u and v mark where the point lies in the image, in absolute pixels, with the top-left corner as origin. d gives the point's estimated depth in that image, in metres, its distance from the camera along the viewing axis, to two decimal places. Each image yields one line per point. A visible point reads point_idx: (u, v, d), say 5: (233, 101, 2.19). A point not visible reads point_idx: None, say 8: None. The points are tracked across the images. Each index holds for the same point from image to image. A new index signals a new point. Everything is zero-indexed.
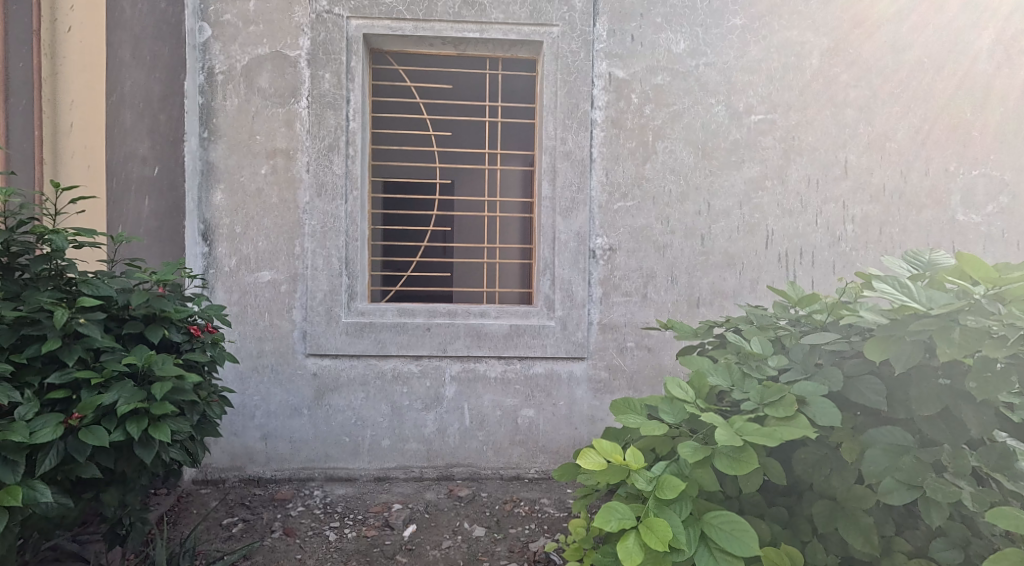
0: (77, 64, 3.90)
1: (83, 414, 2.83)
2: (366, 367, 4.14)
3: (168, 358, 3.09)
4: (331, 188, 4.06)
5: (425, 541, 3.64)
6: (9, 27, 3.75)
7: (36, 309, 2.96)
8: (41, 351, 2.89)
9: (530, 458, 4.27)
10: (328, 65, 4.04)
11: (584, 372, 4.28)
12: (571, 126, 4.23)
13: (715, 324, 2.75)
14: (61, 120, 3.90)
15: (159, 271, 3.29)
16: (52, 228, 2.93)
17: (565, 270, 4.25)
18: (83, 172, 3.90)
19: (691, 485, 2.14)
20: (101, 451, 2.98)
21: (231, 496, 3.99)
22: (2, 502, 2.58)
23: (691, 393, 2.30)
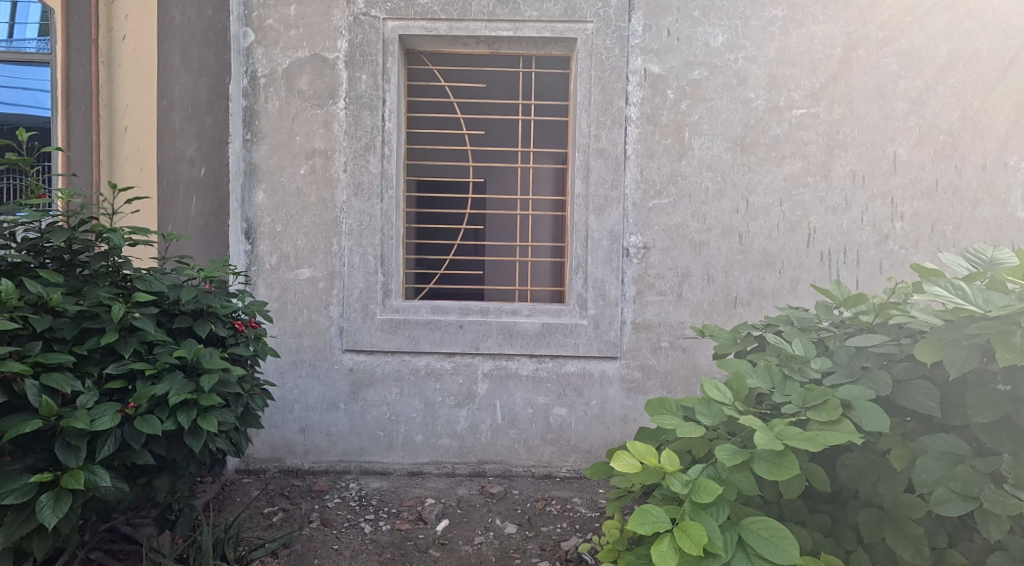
0: (131, 70, 4.05)
1: (138, 403, 3.01)
2: (399, 362, 4.16)
3: (215, 351, 3.28)
4: (368, 187, 4.07)
5: (457, 536, 3.71)
6: (70, 38, 3.97)
7: (95, 304, 3.16)
8: (100, 342, 3.08)
9: (562, 457, 4.26)
10: (365, 66, 4.06)
11: (617, 371, 4.26)
12: (606, 123, 4.23)
13: (755, 325, 2.75)
14: (117, 125, 4.08)
15: (207, 268, 3.50)
16: (110, 226, 3.14)
17: (598, 269, 4.25)
18: (137, 175, 4.05)
19: (728, 489, 2.10)
20: (155, 441, 3.15)
21: (271, 486, 4.08)
22: (65, 484, 2.79)
23: (729, 395, 2.27)
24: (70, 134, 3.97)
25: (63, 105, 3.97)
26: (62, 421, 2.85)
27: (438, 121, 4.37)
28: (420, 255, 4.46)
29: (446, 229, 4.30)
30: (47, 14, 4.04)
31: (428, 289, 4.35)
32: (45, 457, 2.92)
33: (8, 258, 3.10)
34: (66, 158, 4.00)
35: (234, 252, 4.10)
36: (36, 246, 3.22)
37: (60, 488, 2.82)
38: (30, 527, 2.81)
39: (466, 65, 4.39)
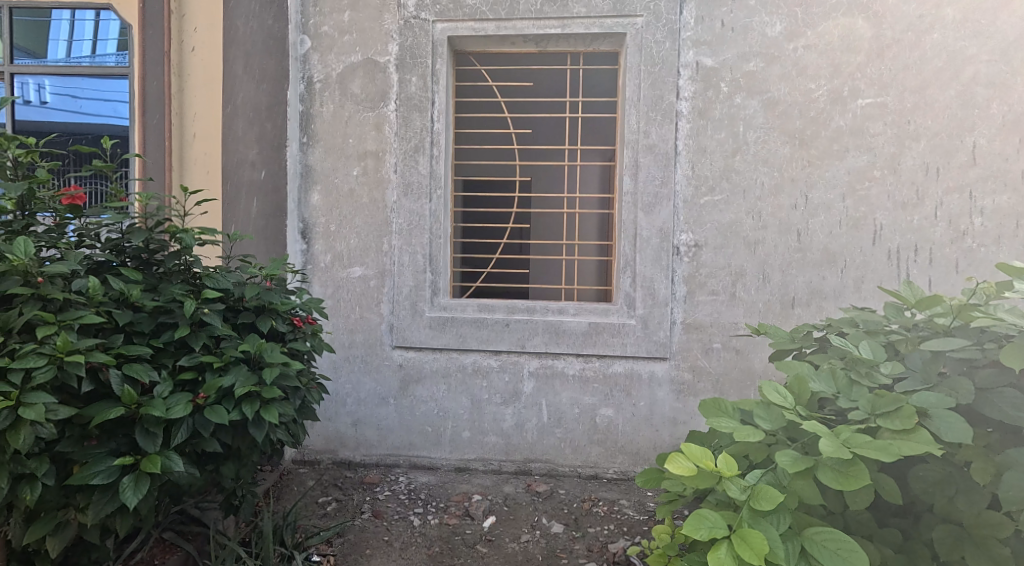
0: (200, 79, 4.22)
1: (208, 394, 3.22)
2: (447, 359, 4.22)
3: (276, 346, 3.47)
4: (417, 188, 4.10)
5: (504, 533, 3.74)
6: (146, 51, 4.18)
7: (169, 300, 3.42)
8: (174, 336, 3.32)
9: (608, 458, 4.25)
10: (415, 69, 4.08)
11: (666, 372, 4.25)
12: (655, 118, 4.25)
13: (817, 326, 2.73)
14: (187, 131, 4.26)
15: (268, 266, 3.71)
16: (182, 227, 3.41)
17: (647, 267, 4.26)
18: (204, 178, 4.24)
19: (790, 497, 2.05)
20: (221, 430, 3.35)
21: (325, 477, 4.19)
22: (144, 468, 3.01)
23: (790, 399, 2.22)
24: (146, 140, 4.20)
25: (139, 113, 4.19)
26: (141, 408, 3.07)
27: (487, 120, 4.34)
28: (466, 253, 4.48)
29: (494, 227, 4.30)
30: (126, 30, 4.31)
31: (473, 288, 4.36)
32: (126, 442, 3.14)
33: (92, 257, 3.38)
34: (142, 163, 4.23)
35: (291, 251, 4.20)
36: (118, 247, 3.50)
37: (140, 471, 3.03)
38: (114, 506, 3.03)
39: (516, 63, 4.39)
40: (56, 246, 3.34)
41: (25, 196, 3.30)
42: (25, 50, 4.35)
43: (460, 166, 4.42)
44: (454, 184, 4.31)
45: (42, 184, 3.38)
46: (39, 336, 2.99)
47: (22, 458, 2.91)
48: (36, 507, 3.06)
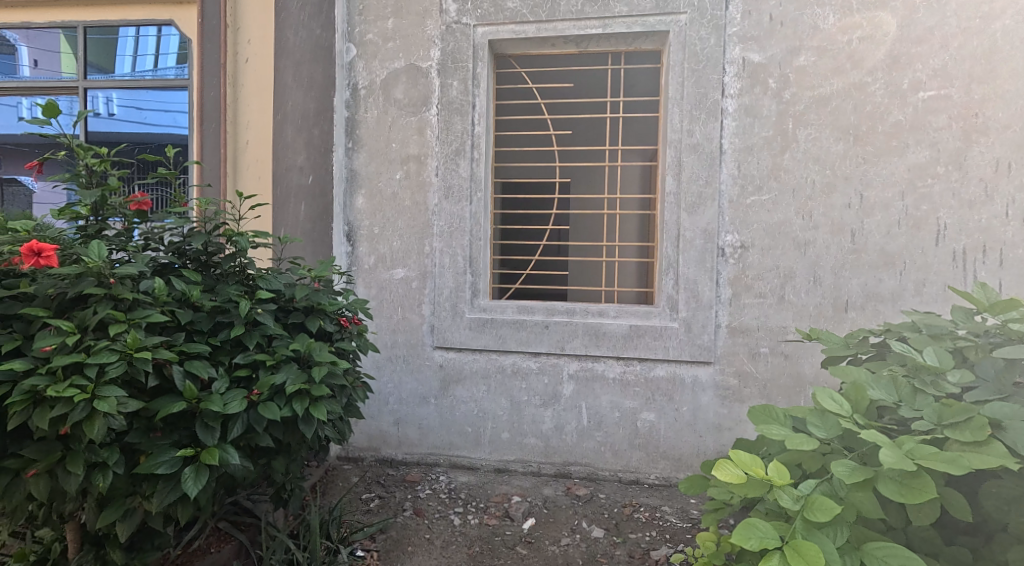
0: (254, 89, 4.38)
1: (261, 391, 3.37)
2: (486, 361, 4.23)
3: (325, 346, 3.60)
4: (458, 191, 4.14)
5: (544, 535, 3.74)
6: (204, 63, 4.36)
7: (226, 300, 3.59)
8: (230, 335, 3.48)
9: (650, 464, 4.19)
10: (456, 74, 4.11)
11: (710, 377, 4.16)
12: (699, 117, 4.16)
13: (874, 331, 2.69)
14: (241, 139, 4.40)
15: (317, 267, 3.82)
16: (238, 230, 3.58)
17: (690, 269, 4.18)
18: (256, 183, 4.37)
19: (848, 509, 2.02)
20: (274, 425, 3.47)
21: (369, 474, 4.26)
22: (203, 459, 3.16)
23: (847, 406, 2.19)
24: (205, 148, 4.38)
25: (198, 123, 4.39)
26: (201, 403, 3.24)
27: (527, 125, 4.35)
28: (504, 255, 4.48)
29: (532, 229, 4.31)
30: (185, 44, 4.51)
31: (513, 289, 4.37)
32: (186, 435, 3.32)
33: (156, 259, 3.56)
34: (201, 170, 4.43)
35: (337, 253, 4.29)
36: (179, 249, 3.68)
37: (200, 463, 3.20)
38: (176, 495, 3.17)
39: (557, 65, 4.38)
40: (125, 249, 3.55)
41: (99, 202, 3.53)
42: (97, 66, 4.61)
43: (500, 168, 4.45)
44: (494, 186, 4.34)
45: (113, 191, 3.60)
46: (109, 334, 3.15)
47: (95, 448, 3.07)
48: (106, 494, 3.22)
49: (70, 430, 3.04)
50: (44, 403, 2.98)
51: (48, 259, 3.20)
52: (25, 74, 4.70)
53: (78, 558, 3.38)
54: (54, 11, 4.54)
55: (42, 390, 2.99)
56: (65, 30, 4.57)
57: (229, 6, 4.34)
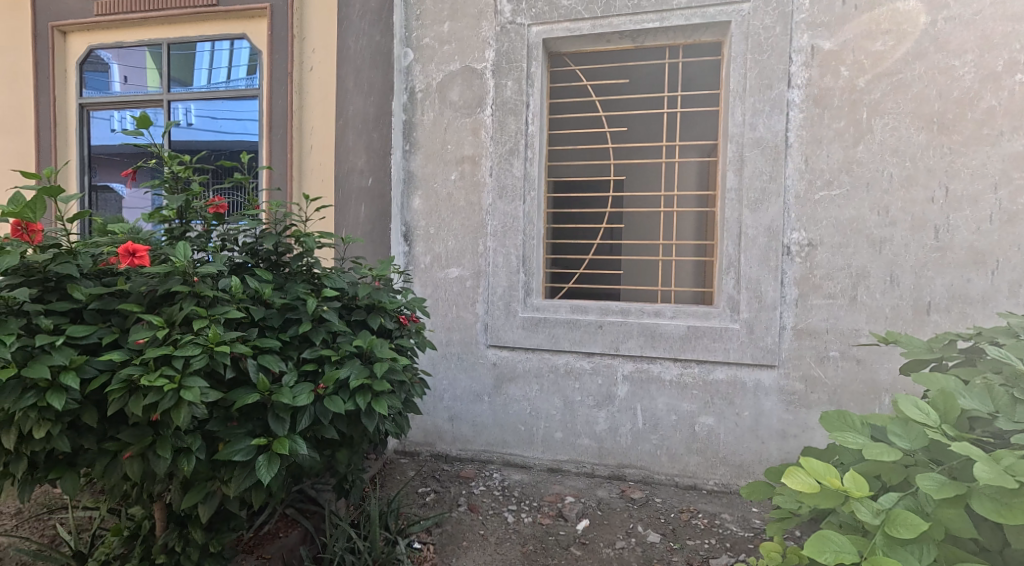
0: (317, 96, 4.56)
1: (327, 385, 3.47)
2: (540, 360, 4.24)
3: (386, 342, 3.69)
4: (512, 190, 4.17)
5: (598, 537, 3.70)
6: (273, 73, 4.61)
7: (294, 298, 3.71)
8: (298, 331, 3.60)
9: (709, 469, 4.09)
10: (510, 74, 4.14)
11: (774, 381, 4.01)
12: (763, 110, 4.00)
13: (961, 336, 2.53)
14: (305, 143, 4.60)
15: (377, 266, 3.88)
16: (305, 231, 3.71)
17: (752, 268, 4.03)
18: (319, 185, 4.57)
19: (936, 528, 1.94)
20: (338, 417, 3.59)
21: (425, 468, 4.33)
22: (275, 449, 3.32)
23: (934, 415, 2.09)
24: (273, 152, 4.64)
25: (267, 129, 4.65)
26: (273, 395, 3.37)
27: (578, 121, 4.38)
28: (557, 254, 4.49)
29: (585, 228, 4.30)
30: (255, 56, 4.75)
31: (564, 288, 4.38)
32: (259, 425, 3.46)
33: (232, 258, 3.68)
34: (269, 173, 4.67)
35: (395, 253, 4.39)
36: (252, 249, 3.79)
37: (272, 452, 3.34)
38: (251, 481, 3.33)
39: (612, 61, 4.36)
40: (205, 249, 3.69)
41: (183, 206, 3.64)
42: (179, 81, 4.96)
43: (554, 168, 4.45)
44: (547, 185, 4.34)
45: (195, 195, 3.70)
46: (193, 328, 3.31)
47: (181, 434, 3.27)
48: (190, 477, 3.41)
49: (160, 416, 3.23)
50: (138, 390, 3.17)
51: (140, 259, 3.40)
52: (116, 90, 5.11)
53: (165, 535, 3.49)
54: (140, 30, 4.91)
55: (136, 379, 3.19)
56: (150, 48, 4.95)
57: (297, 17, 4.56)
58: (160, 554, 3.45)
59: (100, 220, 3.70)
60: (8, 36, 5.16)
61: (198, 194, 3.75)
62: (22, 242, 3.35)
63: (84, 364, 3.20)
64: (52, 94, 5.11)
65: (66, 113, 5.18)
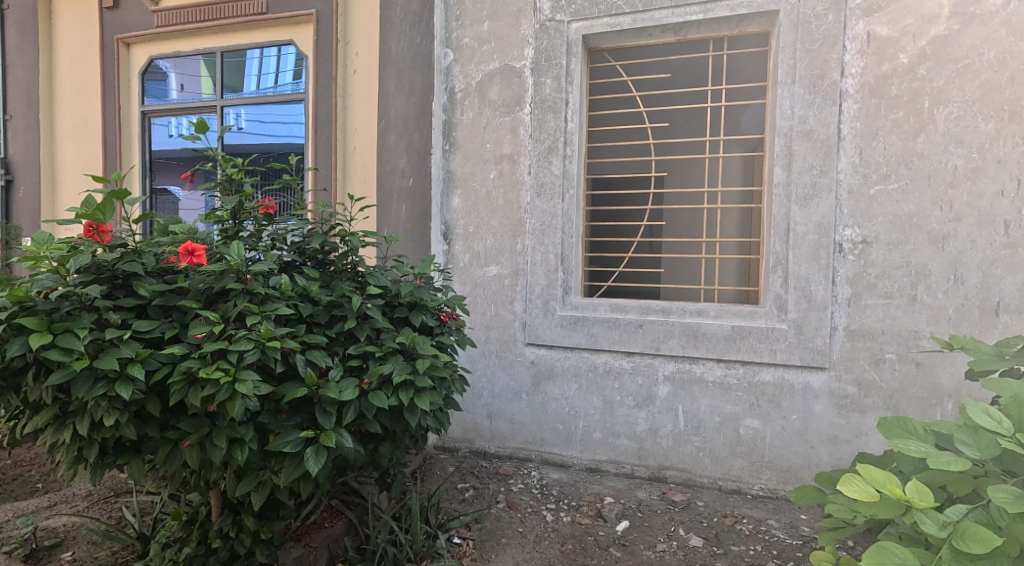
0: (360, 98, 4.69)
1: (371, 380, 3.51)
2: (578, 359, 4.23)
3: (428, 339, 3.71)
4: (551, 188, 4.16)
5: (638, 539, 3.65)
6: (318, 78, 4.78)
7: (340, 296, 3.77)
8: (344, 328, 3.66)
9: (754, 474, 4.02)
10: (550, 71, 4.12)
11: (824, 384, 3.91)
12: (814, 101, 3.90)
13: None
14: (349, 145, 4.73)
15: (419, 265, 3.92)
16: (350, 231, 3.78)
17: (801, 266, 3.94)
18: (362, 185, 4.70)
19: (1010, 542, 1.99)
20: (382, 412, 3.63)
21: (464, 464, 4.35)
22: (322, 442, 3.35)
23: (1005, 423, 2.09)
24: (318, 154, 4.79)
25: (312, 131, 4.82)
26: (320, 390, 3.42)
27: (616, 118, 4.35)
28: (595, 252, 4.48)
29: (624, 225, 4.26)
30: (301, 61, 4.92)
31: (603, 288, 4.31)
32: (308, 418, 3.51)
33: (281, 257, 3.78)
34: (315, 175, 4.82)
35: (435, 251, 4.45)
36: (300, 248, 3.88)
37: (320, 445, 3.39)
38: (301, 472, 3.38)
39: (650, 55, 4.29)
40: (256, 248, 3.78)
41: (237, 207, 3.75)
42: (231, 87, 5.18)
43: (594, 165, 4.41)
44: (586, 183, 4.32)
45: (248, 196, 3.82)
46: (246, 324, 3.39)
47: (235, 424, 3.33)
48: (243, 466, 3.49)
49: (217, 407, 3.30)
50: (197, 382, 3.26)
51: (198, 258, 3.50)
52: (174, 97, 5.39)
53: (219, 521, 3.60)
54: (197, 39, 5.18)
55: (194, 371, 3.27)
56: (205, 56, 5.20)
57: (341, 23, 4.70)
58: (216, 539, 3.56)
59: (162, 221, 3.82)
60: (77, 50, 5.52)
61: (251, 196, 3.86)
62: (92, 242, 3.46)
63: (148, 356, 3.28)
64: (117, 103, 5.43)
65: (131, 120, 5.49)
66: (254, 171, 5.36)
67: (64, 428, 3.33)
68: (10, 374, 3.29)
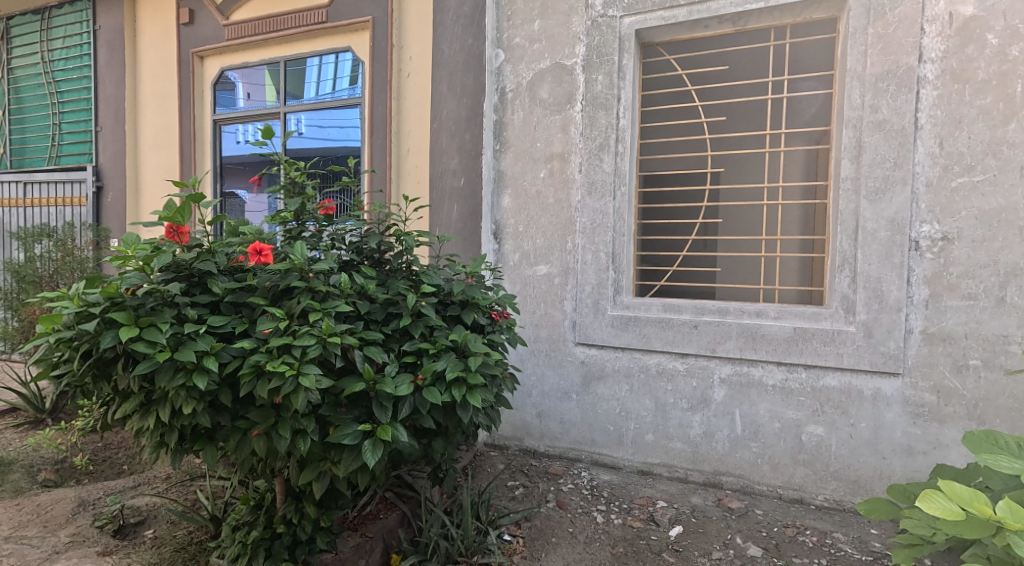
0: (414, 101, 4.78)
1: (425, 376, 3.56)
2: (630, 359, 4.16)
3: (480, 337, 3.74)
4: (602, 186, 4.13)
5: (693, 546, 3.56)
6: (374, 82, 4.91)
7: (395, 294, 3.85)
8: (399, 325, 3.73)
9: (818, 483, 3.84)
10: (601, 68, 4.09)
11: (897, 391, 3.69)
12: (887, 89, 3.67)
13: None
14: (402, 147, 4.84)
15: (471, 264, 3.97)
16: (405, 231, 3.88)
17: (871, 265, 3.71)
18: (415, 187, 4.81)
19: None
20: (436, 408, 3.68)
21: (514, 462, 4.36)
22: (379, 435, 3.41)
23: None
24: (374, 157, 4.93)
25: (368, 134, 4.95)
26: (376, 385, 3.49)
27: (668, 114, 4.27)
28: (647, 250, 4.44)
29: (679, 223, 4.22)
30: (356, 66, 5.09)
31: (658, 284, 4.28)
32: (365, 412, 3.59)
33: (340, 256, 3.89)
34: (371, 177, 4.98)
35: (486, 251, 4.49)
36: (358, 248, 4.00)
37: (377, 438, 3.45)
38: (359, 464, 3.45)
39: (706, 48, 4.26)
40: (318, 248, 3.91)
41: (299, 209, 3.91)
42: (293, 94, 5.41)
43: (646, 161, 4.35)
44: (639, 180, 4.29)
45: (309, 198, 3.99)
46: (309, 320, 3.50)
47: (299, 416, 3.43)
48: (304, 457, 3.60)
49: (283, 399, 3.41)
50: (265, 375, 3.38)
51: (265, 257, 3.65)
52: (241, 106, 5.70)
53: (283, 508, 3.72)
54: (262, 50, 5.46)
55: (262, 364, 3.39)
56: (270, 66, 5.46)
57: (396, 28, 4.82)
58: (280, 524, 3.69)
59: (231, 221, 3.92)
60: (157, 65, 5.96)
61: (311, 199, 4.04)
62: (173, 243, 3.64)
63: (221, 349, 3.43)
64: (191, 112, 5.79)
65: (202, 129, 5.85)
66: (315, 174, 5.57)
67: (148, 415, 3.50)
68: (101, 363, 3.44)
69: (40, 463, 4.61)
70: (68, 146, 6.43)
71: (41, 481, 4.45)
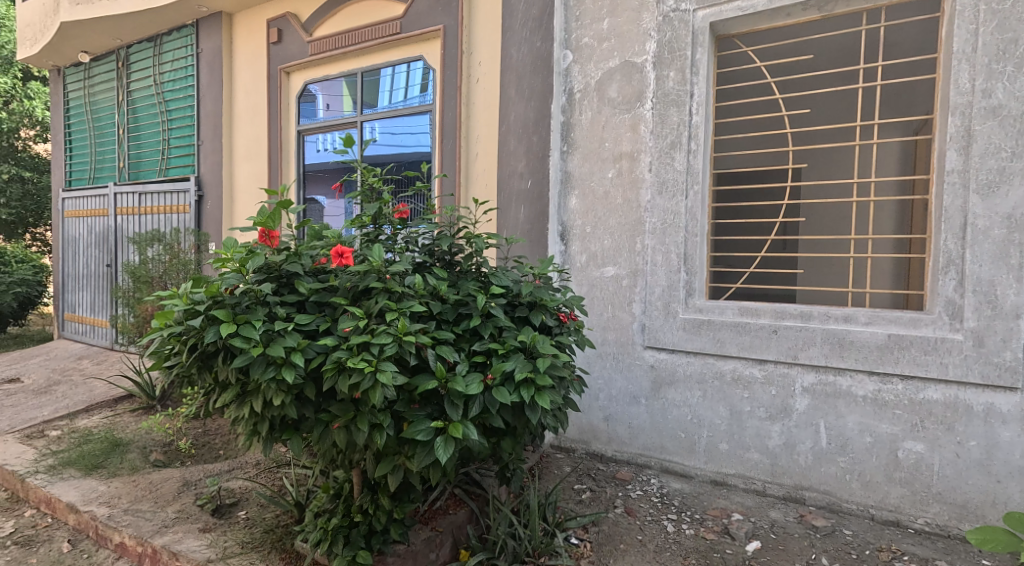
0: (483, 105, 4.83)
1: (494, 375, 3.58)
2: (704, 365, 3.99)
3: (548, 338, 3.73)
4: (673, 185, 4.02)
5: (772, 562, 3.36)
6: (445, 89, 4.99)
7: (465, 296, 3.89)
8: (469, 325, 3.77)
9: (917, 505, 3.52)
10: (673, 64, 3.98)
11: (1014, 407, 3.31)
12: (1002, 71, 3.29)
13: None
14: (472, 151, 4.90)
15: (539, 266, 3.97)
16: (476, 233, 3.95)
17: (980, 265, 3.35)
18: (485, 190, 4.85)
19: None
20: (504, 408, 3.69)
21: (580, 465, 4.30)
22: (450, 432, 3.40)
23: None
24: (444, 161, 5.02)
25: (439, 138, 5.04)
26: (448, 383, 3.53)
27: None
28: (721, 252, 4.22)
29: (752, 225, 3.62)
30: (426, 75, 5.23)
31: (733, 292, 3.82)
32: (437, 409, 3.62)
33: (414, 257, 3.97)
34: (442, 181, 5.11)
35: (554, 252, 4.46)
36: (430, 249, 4.08)
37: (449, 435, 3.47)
38: (433, 459, 3.48)
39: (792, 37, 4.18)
40: (392, 250, 4.02)
41: (377, 214, 4.06)
42: (369, 103, 5.62)
43: None
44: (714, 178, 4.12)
45: (386, 203, 4.15)
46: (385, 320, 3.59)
47: (376, 411, 3.52)
48: (380, 450, 3.67)
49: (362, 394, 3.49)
50: (345, 371, 3.48)
51: (345, 258, 3.77)
52: (321, 116, 5.97)
53: (359, 498, 3.83)
54: (342, 63, 5.71)
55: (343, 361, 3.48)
56: (349, 78, 5.70)
57: (465, 35, 4.88)
58: (358, 513, 3.79)
59: (313, 226, 4.11)
60: (249, 82, 6.41)
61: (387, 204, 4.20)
62: (264, 246, 3.84)
63: (306, 346, 3.57)
64: (278, 123, 6.15)
65: (288, 132, 6.16)
66: (394, 178, 5.74)
67: (243, 406, 3.68)
68: (204, 356, 3.69)
69: (152, 445, 5.17)
70: (177, 159, 7.06)
71: (153, 461, 4.94)
